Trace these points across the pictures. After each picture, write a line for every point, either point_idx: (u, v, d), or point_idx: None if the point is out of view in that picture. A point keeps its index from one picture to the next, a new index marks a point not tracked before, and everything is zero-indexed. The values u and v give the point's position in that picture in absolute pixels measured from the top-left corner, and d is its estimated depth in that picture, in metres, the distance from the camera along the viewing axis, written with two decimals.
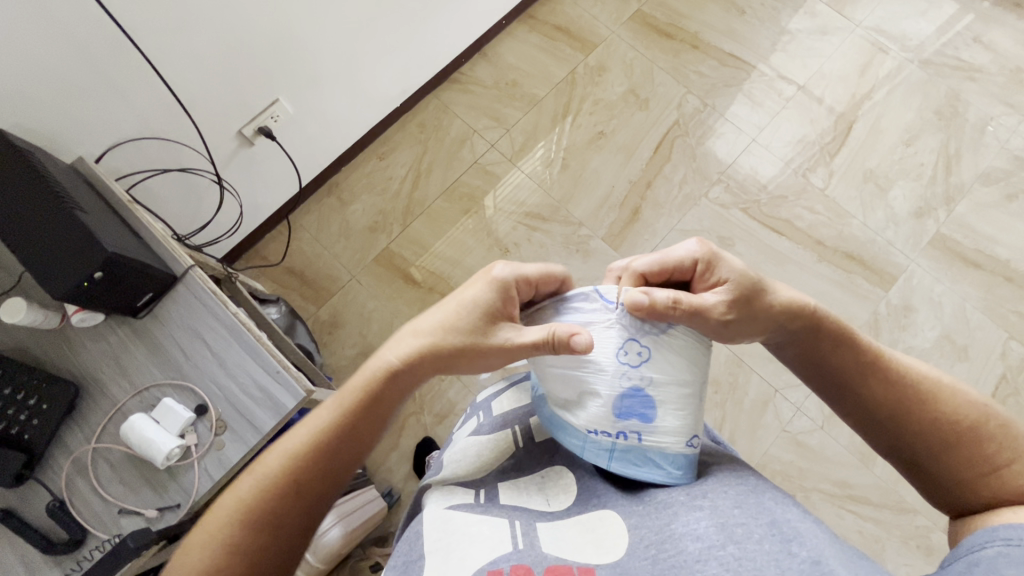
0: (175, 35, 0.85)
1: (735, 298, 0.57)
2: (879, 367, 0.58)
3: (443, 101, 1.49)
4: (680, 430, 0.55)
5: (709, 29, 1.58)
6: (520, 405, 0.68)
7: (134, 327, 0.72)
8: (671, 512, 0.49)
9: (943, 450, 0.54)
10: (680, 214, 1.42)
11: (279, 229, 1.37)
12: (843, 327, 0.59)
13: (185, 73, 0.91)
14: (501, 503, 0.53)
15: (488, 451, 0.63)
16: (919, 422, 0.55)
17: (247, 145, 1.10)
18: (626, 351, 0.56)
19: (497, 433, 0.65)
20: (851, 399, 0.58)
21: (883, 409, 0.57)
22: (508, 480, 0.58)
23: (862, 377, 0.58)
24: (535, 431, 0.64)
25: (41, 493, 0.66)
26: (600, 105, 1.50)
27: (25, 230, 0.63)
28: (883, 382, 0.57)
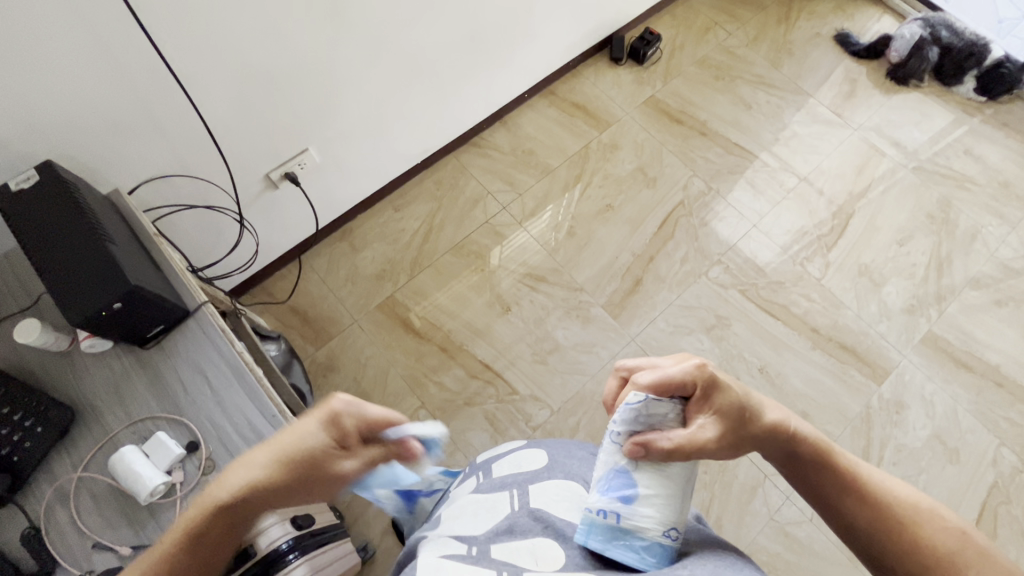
0: (224, 87, 0.92)
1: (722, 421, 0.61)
2: (858, 488, 0.58)
3: (462, 162, 1.57)
4: (660, 519, 0.57)
5: (717, 119, 1.69)
6: (520, 471, 0.72)
7: (139, 358, 0.73)
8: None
9: (926, 575, 0.53)
10: (680, 289, 1.46)
11: (290, 268, 1.41)
12: (826, 446, 0.61)
13: (226, 118, 0.97)
14: (490, 557, 0.55)
15: (486, 510, 0.66)
16: (896, 544, 0.55)
17: (271, 188, 1.16)
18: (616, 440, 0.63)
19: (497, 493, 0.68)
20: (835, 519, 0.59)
21: (863, 530, 0.57)
22: (500, 540, 0.59)
23: (840, 496, 0.59)
24: (533, 496, 0.65)
25: (18, 519, 0.65)
26: (610, 179, 1.58)
27: (54, 254, 0.66)
28: (860, 502, 0.58)
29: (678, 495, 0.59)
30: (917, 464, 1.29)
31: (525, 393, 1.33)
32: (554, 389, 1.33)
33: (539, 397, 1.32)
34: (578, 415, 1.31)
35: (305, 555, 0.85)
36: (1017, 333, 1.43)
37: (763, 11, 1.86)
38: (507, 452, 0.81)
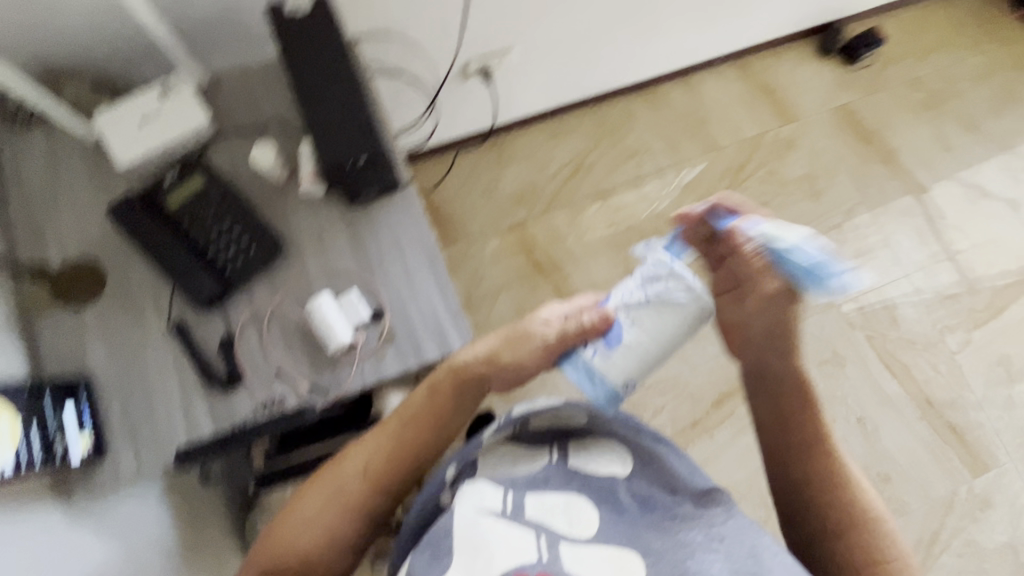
0: None
1: (729, 305, 0.76)
2: (820, 443, 0.73)
3: (630, 109, 1.49)
4: (624, 372, 0.63)
5: (908, 151, 1.53)
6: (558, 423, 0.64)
7: (344, 213, 0.74)
8: (684, 549, 0.53)
9: (830, 520, 0.69)
10: (806, 313, 1.39)
11: (436, 161, 1.40)
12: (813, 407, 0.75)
13: None
14: (526, 517, 0.55)
15: (521, 464, 0.61)
16: (822, 487, 0.71)
17: (462, 77, 1.11)
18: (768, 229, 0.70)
19: (533, 450, 0.63)
20: (788, 459, 0.74)
21: (806, 471, 0.73)
22: (535, 492, 0.58)
23: (806, 446, 0.74)
24: (572, 453, 0.62)
25: (217, 325, 0.69)
26: (774, 178, 1.48)
27: (318, 94, 0.68)
28: (815, 452, 0.73)
29: (662, 347, 0.63)
30: (982, 564, 1.26)
31: None
32: None
33: None
34: (665, 398, 1.32)
35: None
36: None
37: (1004, 45, 1.63)
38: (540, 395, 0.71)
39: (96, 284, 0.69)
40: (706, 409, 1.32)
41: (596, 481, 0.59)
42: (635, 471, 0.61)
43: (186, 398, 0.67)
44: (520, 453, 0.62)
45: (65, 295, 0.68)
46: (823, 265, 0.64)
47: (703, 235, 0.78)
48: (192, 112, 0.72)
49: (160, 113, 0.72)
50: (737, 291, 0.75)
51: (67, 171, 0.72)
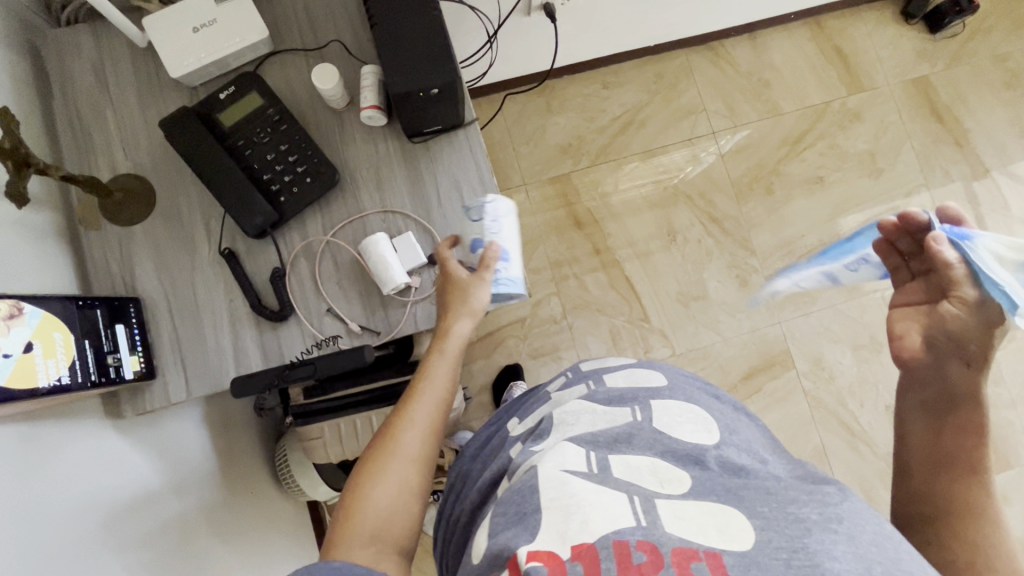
0: None
1: (908, 318, 0.59)
2: (977, 467, 0.54)
3: (691, 63, 1.39)
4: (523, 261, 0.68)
5: (981, 133, 1.44)
6: (638, 387, 0.68)
7: (404, 148, 0.70)
8: (804, 526, 0.46)
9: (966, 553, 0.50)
10: (850, 296, 1.35)
11: (481, 102, 1.33)
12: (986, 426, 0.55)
13: None
14: (615, 478, 0.54)
15: (604, 420, 0.63)
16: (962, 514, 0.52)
17: (524, 12, 1.03)
18: (998, 245, 0.52)
19: (615, 407, 0.65)
20: (926, 466, 0.57)
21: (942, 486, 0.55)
22: (618, 451, 0.59)
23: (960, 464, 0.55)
24: (655, 413, 0.63)
25: (269, 256, 0.67)
26: (835, 151, 1.40)
27: (390, 9, 0.60)
28: (966, 473, 0.54)
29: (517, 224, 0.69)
30: None
31: (655, 325, 1.32)
32: (684, 334, 1.32)
33: (666, 335, 1.31)
34: (694, 368, 1.31)
35: None
36: None
37: None
38: (617, 363, 0.75)
39: (146, 204, 0.66)
40: (734, 382, 1.31)
41: (683, 444, 0.59)
42: (723, 439, 0.60)
43: (237, 328, 0.65)
44: (604, 410, 0.65)
45: (114, 211, 0.66)
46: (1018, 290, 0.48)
47: (904, 246, 0.62)
48: (249, 24, 0.66)
49: (215, 23, 0.66)
50: (934, 304, 0.58)
51: (116, 79, 0.67)
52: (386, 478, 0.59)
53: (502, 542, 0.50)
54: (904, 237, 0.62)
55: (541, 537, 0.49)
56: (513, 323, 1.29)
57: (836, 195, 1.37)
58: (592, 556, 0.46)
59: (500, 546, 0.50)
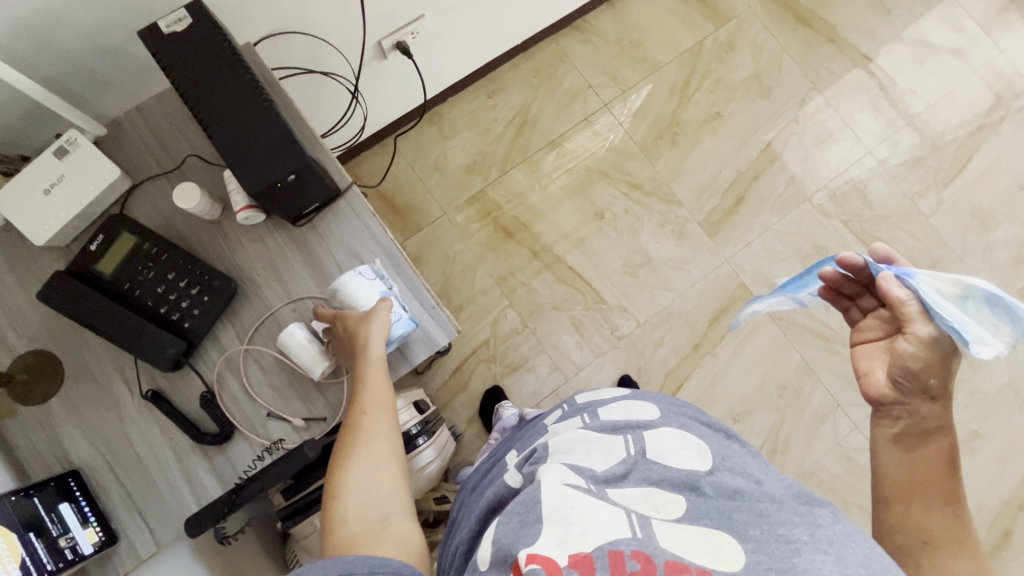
0: None
1: (871, 356, 0.61)
2: (957, 505, 0.56)
3: (562, 48, 1.42)
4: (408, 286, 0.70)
5: (849, 26, 1.50)
6: (630, 417, 0.70)
7: (292, 235, 0.70)
8: (794, 547, 0.46)
9: None
10: (780, 215, 1.39)
11: (378, 150, 1.35)
12: (954, 462, 0.57)
13: None
14: (612, 499, 0.55)
15: (598, 453, 0.64)
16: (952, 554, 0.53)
17: (380, 58, 1.04)
18: (933, 279, 0.56)
19: (610, 436, 0.67)
20: (904, 501, 0.57)
21: (930, 525, 0.55)
22: (615, 486, 0.58)
23: (944, 503, 0.56)
24: (649, 443, 0.64)
25: (193, 381, 0.66)
26: (722, 85, 1.44)
27: (225, 115, 0.61)
28: (950, 511, 0.56)
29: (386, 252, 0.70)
30: (988, 408, 1.33)
31: (612, 303, 1.33)
32: (642, 302, 1.34)
33: (626, 309, 1.33)
34: (662, 330, 1.33)
35: (430, 439, 0.96)
36: None
37: None
38: (613, 398, 0.76)
39: (55, 373, 0.65)
40: (704, 330, 1.33)
41: (677, 472, 0.59)
42: (717, 465, 0.61)
43: (185, 462, 0.65)
44: (603, 439, 0.66)
45: (24, 392, 0.64)
46: (968, 330, 0.51)
47: (849, 290, 0.65)
48: (98, 169, 0.66)
49: (64, 178, 0.66)
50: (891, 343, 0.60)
51: None
52: (350, 476, 0.61)
53: (505, 546, 0.51)
54: (845, 281, 0.65)
55: (541, 542, 0.49)
56: (478, 348, 1.30)
57: (744, 138, 1.42)
58: (587, 565, 0.46)
59: (504, 551, 0.51)
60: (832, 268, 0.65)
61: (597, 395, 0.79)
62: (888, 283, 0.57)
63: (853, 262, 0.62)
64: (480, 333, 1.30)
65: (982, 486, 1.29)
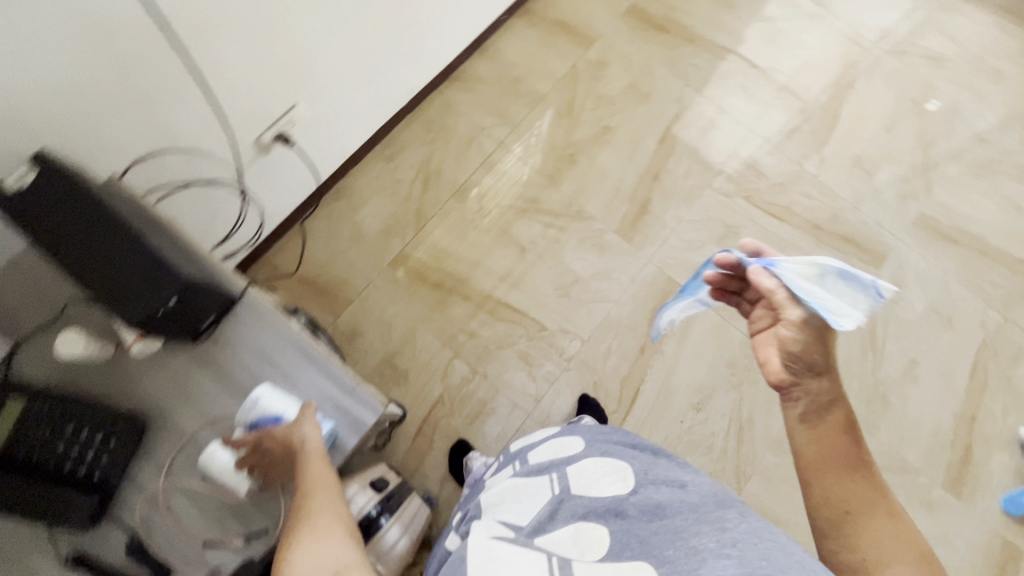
0: (214, 41, 0.84)
1: (766, 344, 0.68)
2: (861, 465, 0.65)
3: (447, 100, 1.48)
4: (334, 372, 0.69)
5: (702, 23, 1.63)
6: (556, 456, 0.73)
7: (194, 352, 0.69)
8: (700, 559, 0.51)
9: (881, 548, 0.60)
10: (687, 205, 1.46)
11: (290, 236, 1.35)
12: (851, 426, 0.66)
13: (223, 82, 0.90)
14: (536, 544, 0.58)
15: (527, 499, 0.67)
16: (865, 513, 0.63)
17: (264, 153, 1.06)
18: (792, 266, 0.63)
19: (536, 479, 0.70)
20: (822, 475, 0.65)
21: (846, 493, 0.64)
22: (544, 532, 0.60)
23: (852, 468, 0.65)
24: (571, 480, 0.67)
25: (117, 532, 0.63)
26: (604, 100, 1.52)
27: (92, 260, 0.62)
28: (858, 474, 0.64)
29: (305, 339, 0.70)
30: (916, 335, 1.43)
31: (554, 328, 1.35)
32: (582, 319, 1.37)
33: (568, 329, 1.36)
34: (607, 341, 1.36)
35: (394, 516, 0.94)
36: (994, 203, 1.55)
37: None
38: (541, 437, 0.79)
39: None
40: (646, 331, 1.36)
41: (601, 502, 0.63)
42: (638, 484, 0.65)
43: None
44: (533, 483, 0.69)
45: None
46: (825, 306, 0.59)
47: (734, 287, 0.74)
48: None
49: None
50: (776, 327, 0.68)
51: None
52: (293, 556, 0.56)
53: None
54: (728, 280, 0.73)
55: None
56: (435, 406, 1.29)
57: (635, 143, 1.50)
58: None
59: None
60: (713, 271, 0.74)
61: (530, 437, 0.82)
62: (757, 276, 0.65)
63: (727, 262, 0.71)
64: (433, 391, 1.30)
65: (931, 407, 1.38)
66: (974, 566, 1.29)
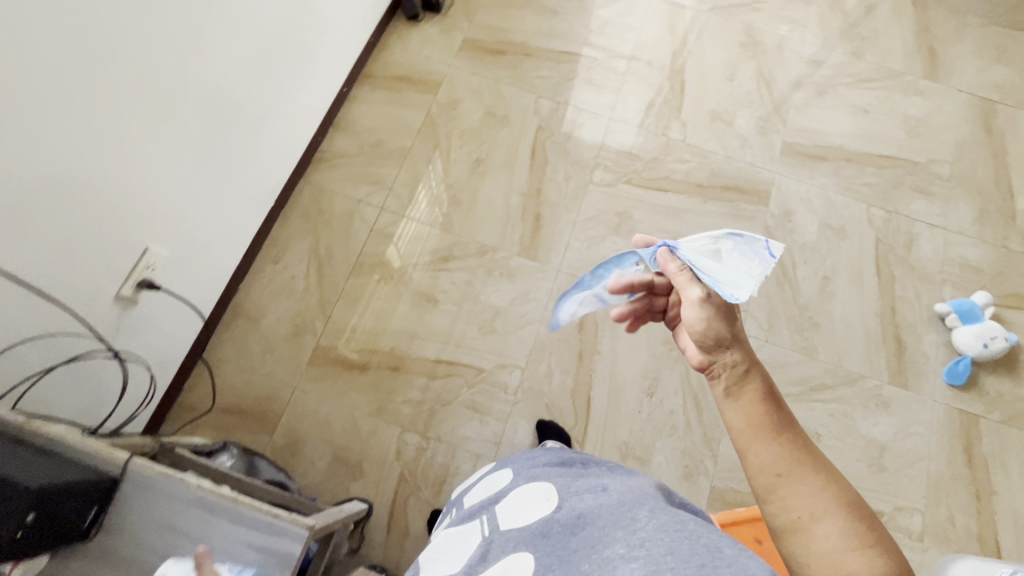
0: (28, 222, 0.79)
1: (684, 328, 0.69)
2: (791, 429, 0.61)
3: (316, 184, 1.48)
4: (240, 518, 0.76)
5: (534, 36, 1.69)
6: (486, 495, 0.75)
7: (94, 547, 0.78)
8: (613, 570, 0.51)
9: (819, 512, 0.56)
10: (577, 206, 1.50)
11: (198, 372, 1.30)
12: (775, 392, 0.63)
13: (51, 257, 0.84)
14: None
15: (462, 547, 0.69)
16: (803, 477, 0.58)
17: (131, 305, 1.03)
18: (693, 245, 0.65)
19: (467, 524, 0.72)
20: (754, 443, 0.61)
21: (780, 458, 0.59)
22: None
23: (783, 432, 0.61)
24: (501, 518, 0.67)
25: None
26: (467, 135, 1.56)
27: None
28: (789, 438, 0.60)
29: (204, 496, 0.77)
30: (819, 253, 1.52)
31: (491, 366, 1.35)
32: (515, 347, 1.37)
33: (505, 362, 1.35)
34: (546, 360, 1.36)
35: None
36: (842, 113, 1.67)
37: None
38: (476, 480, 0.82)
39: None
40: (579, 338, 1.38)
41: (528, 529, 0.63)
42: (562, 498, 0.65)
43: None
44: (467, 531, 0.71)
45: None
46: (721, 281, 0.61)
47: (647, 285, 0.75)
48: None
49: None
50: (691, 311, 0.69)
51: None
52: None
53: None
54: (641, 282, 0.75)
55: None
56: (399, 486, 1.25)
57: (510, 165, 1.53)
58: None
59: None
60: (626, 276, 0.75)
61: (470, 481, 0.84)
62: (665, 261, 0.66)
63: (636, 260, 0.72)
64: (393, 472, 1.26)
65: (854, 313, 1.46)
66: (942, 444, 1.36)
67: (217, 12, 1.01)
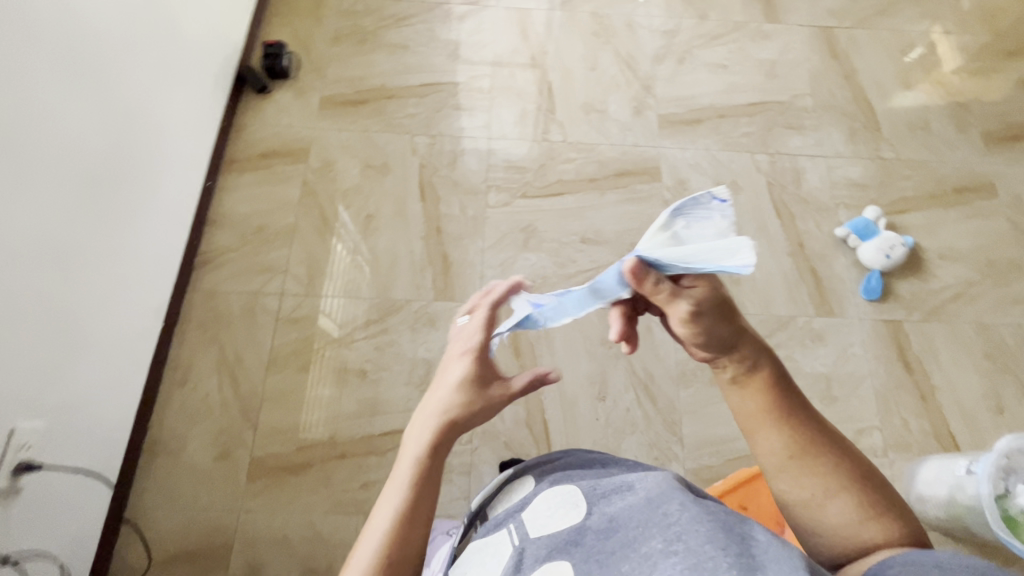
0: None
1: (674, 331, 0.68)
2: (804, 413, 0.68)
3: (206, 290, 1.38)
4: None
5: (391, 76, 1.65)
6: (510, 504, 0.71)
7: None
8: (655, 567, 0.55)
9: (830, 481, 0.65)
10: (480, 234, 1.48)
11: (127, 534, 1.20)
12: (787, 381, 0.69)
13: None
14: None
15: (491, 559, 0.65)
16: (815, 453, 0.66)
17: (14, 496, 0.91)
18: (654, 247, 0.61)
19: (493, 533, 0.68)
20: (766, 423, 0.67)
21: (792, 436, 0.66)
22: None
23: (796, 415, 0.67)
24: (529, 526, 0.66)
25: None
26: (350, 194, 1.50)
27: None
28: (802, 421, 0.67)
29: None
30: None
31: None
32: None
33: None
34: None
35: None
36: (703, 74, 1.73)
37: None
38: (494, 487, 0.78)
39: None
40: (519, 365, 1.35)
41: (560, 536, 0.63)
42: (590, 503, 0.66)
43: None
44: (490, 543, 0.67)
45: None
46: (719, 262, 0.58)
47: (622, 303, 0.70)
48: None
49: None
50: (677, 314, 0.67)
51: None
52: None
53: None
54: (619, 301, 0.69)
55: None
56: None
57: (403, 212, 1.49)
58: None
59: None
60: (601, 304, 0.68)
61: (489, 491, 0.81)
62: (640, 282, 0.61)
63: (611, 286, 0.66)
64: None
65: (768, 259, 1.51)
66: (879, 358, 1.42)
67: (25, 155, 0.90)
